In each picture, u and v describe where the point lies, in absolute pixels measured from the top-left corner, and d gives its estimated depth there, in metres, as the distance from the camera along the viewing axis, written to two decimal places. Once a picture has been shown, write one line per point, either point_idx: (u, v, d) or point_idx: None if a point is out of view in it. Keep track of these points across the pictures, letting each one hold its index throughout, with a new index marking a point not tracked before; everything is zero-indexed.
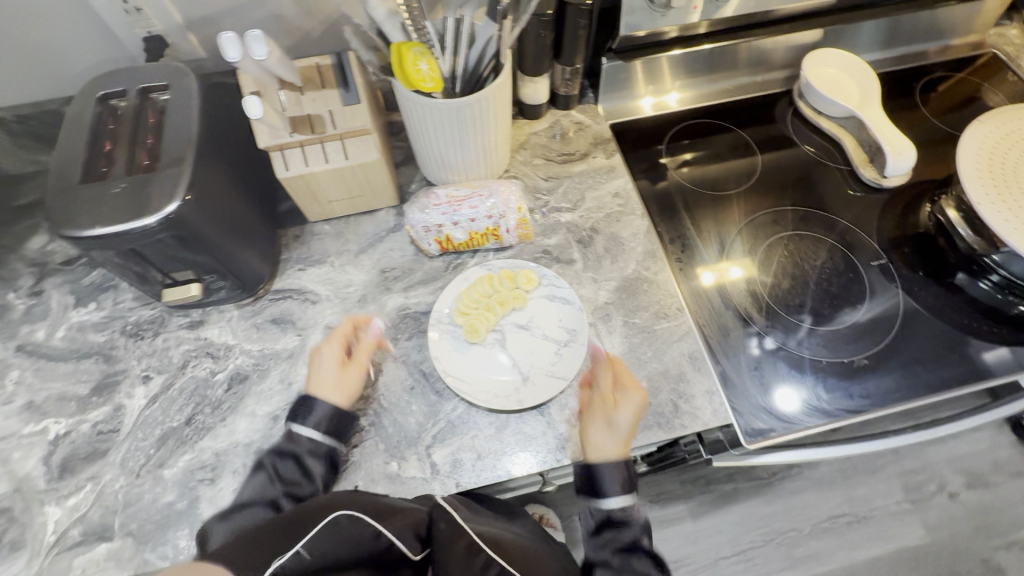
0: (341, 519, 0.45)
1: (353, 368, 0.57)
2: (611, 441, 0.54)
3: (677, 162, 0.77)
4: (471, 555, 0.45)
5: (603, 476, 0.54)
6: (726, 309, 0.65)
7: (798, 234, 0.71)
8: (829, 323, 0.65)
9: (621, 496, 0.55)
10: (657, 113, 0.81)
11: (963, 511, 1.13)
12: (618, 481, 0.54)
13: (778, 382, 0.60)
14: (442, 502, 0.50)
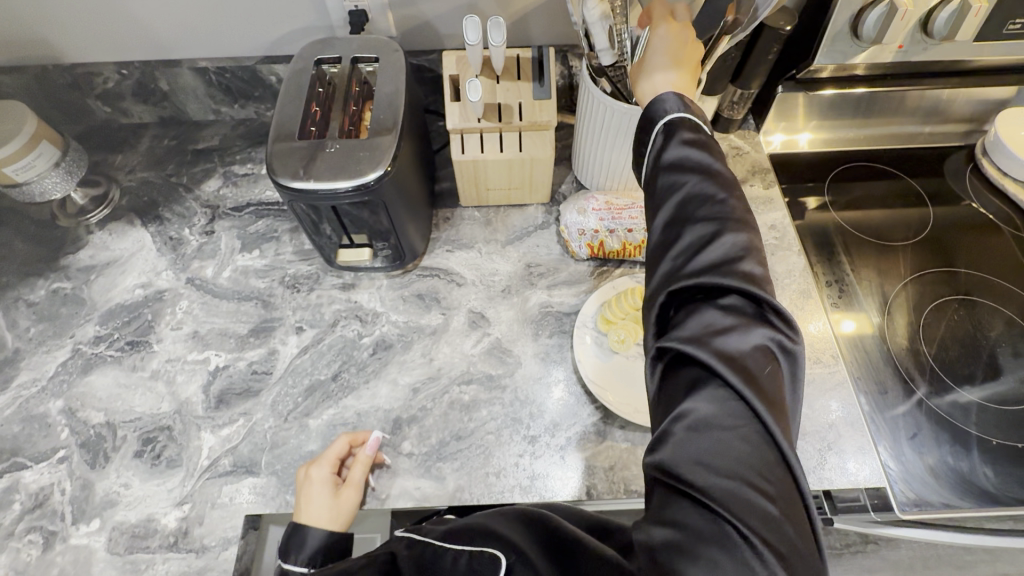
0: None
1: (348, 495, 0.52)
2: (660, 77, 0.47)
3: (838, 204, 0.74)
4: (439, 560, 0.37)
5: (656, 109, 0.42)
6: (884, 366, 0.61)
7: (969, 301, 0.66)
8: (1002, 402, 0.60)
9: (675, 112, 0.41)
10: (782, 151, 0.77)
11: None
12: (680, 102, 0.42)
13: (938, 455, 0.57)
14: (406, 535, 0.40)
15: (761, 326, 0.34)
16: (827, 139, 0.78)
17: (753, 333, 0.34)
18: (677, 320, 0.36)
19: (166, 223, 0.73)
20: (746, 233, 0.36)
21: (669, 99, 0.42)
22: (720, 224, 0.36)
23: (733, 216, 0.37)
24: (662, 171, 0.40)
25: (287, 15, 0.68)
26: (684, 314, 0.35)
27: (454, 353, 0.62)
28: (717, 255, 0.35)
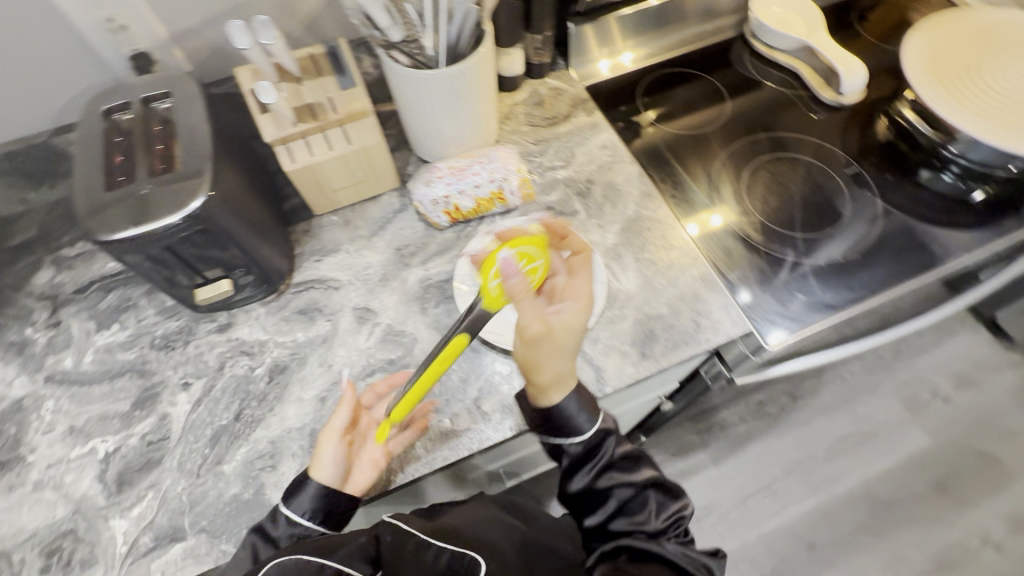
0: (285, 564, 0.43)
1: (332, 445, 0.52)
2: (565, 363, 0.50)
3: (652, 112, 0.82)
4: (422, 551, 0.50)
5: (564, 412, 0.53)
6: (725, 234, 0.70)
7: (776, 158, 0.77)
8: (819, 231, 0.71)
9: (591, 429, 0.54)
10: (614, 74, 0.85)
11: (956, 411, 1.46)
12: (581, 408, 0.53)
13: (785, 289, 0.66)
14: (390, 519, 0.53)
15: (683, 548, 0.52)
16: (645, 53, 0.87)
17: (679, 545, 0.52)
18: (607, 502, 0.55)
19: (2, 331, 0.66)
20: (679, 506, 0.56)
21: (571, 398, 0.52)
22: (658, 477, 0.57)
23: (669, 495, 0.57)
24: (588, 463, 0.56)
25: (63, 77, 0.65)
26: (627, 527, 0.54)
27: (350, 352, 0.63)
28: (649, 505, 0.55)
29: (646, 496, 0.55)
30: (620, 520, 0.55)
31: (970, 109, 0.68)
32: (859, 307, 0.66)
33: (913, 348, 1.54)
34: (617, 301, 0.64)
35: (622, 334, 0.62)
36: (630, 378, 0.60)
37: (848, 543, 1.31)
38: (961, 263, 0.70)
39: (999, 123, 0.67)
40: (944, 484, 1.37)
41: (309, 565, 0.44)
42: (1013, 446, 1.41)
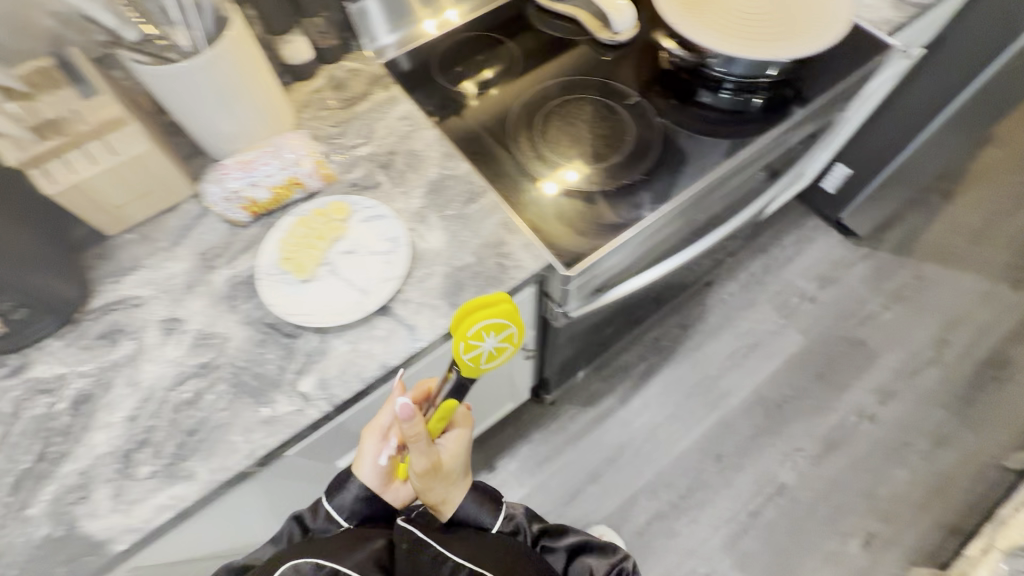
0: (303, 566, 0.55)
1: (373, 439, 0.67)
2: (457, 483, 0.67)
3: (471, 82, 0.83)
4: (439, 564, 0.58)
5: (465, 513, 0.68)
6: (521, 178, 0.72)
7: (564, 100, 0.80)
8: (609, 158, 0.75)
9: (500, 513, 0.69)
10: (441, 31, 0.88)
11: (822, 307, 1.61)
12: (480, 505, 0.69)
13: (581, 218, 0.70)
14: (404, 525, 0.62)
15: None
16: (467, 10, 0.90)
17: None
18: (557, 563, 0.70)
19: None
20: (613, 552, 0.70)
21: (463, 504, 0.68)
22: (590, 539, 0.71)
23: (607, 547, 0.71)
24: (517, 532, 0.69)
25: None
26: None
27: (159, 365, 0.61)
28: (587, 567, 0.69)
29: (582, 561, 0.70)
30: None
31: (707, 26, 0.75)
32: (648, 223, 0.70)
33: (779, 260, 1.68)
34: (424, 260, 0.66)
35: (431, 289, 0.64)
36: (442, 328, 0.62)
37: (750, 447, 1.42)
38: (736, 165, 0.78)
39: (732, 36, 0.74)
40: (822, 374, 1.51)
41: (309, 569, 0.55)
42: (874, 328, 1.57)
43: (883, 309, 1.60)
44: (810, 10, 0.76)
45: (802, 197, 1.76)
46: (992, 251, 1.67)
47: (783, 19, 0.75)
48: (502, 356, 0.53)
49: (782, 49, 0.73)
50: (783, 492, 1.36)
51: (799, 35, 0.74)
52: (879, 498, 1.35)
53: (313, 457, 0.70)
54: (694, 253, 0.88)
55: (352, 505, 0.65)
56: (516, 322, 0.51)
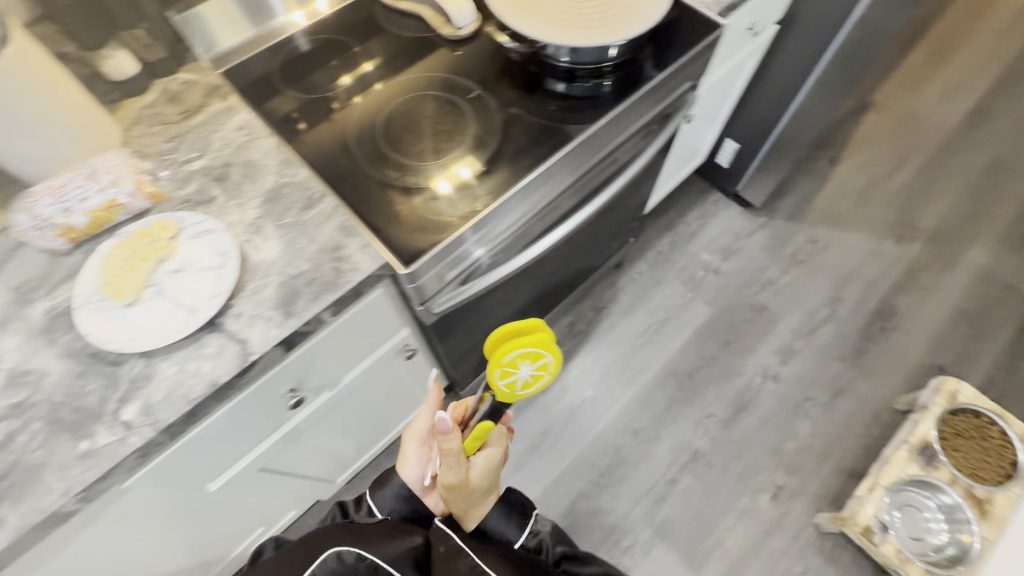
0: (332, 557, 0.59)
1: (416, 444, 0.83)
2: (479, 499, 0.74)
3: (348, 76, 0.82)
4: (456, 559, 0.62)
5: (492, 527, 0.75)
6: (359, 183, 0.72)
7: (406, 98, 0.80)
8: (449, 153, 0.75)
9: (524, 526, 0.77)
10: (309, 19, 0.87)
11: (726, 278, 1.68)
12: (506, 522, 0.76)
13: (419, 216, 0.70)
14: (437, 526, 0.68)
15: None
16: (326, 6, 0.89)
17: None
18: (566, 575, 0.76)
19: None
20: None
21: (489, 517, 0.75)
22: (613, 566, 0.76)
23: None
24: (542, 547, 0.77)
25: None
26: None
27: None
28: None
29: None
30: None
31: (534, 20, 0.77)
32: (485, 215, 0.71)
33: (684, 236, 1.75)
34: (258, 272, 0.65)
35: (264, 301, 0.63)
36: (274, 339, 0.61)
37: (665, 419, 1.47)
38: (581, 145, 0.79)
39: (555, 27, 0.76)
40: (729, 341, 1.58)
41: (350, 559, 0.60)
42: (774, 293, 1.65)
43: (783, 273, 1.68)
44: None
45: (701, 174, 1.83)
46: (874, 210, 1.79)
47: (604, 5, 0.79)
48: (535, 379, 0.73)
49: (603, 33, 0.76)
50: (697, 458, 1.42)
51: (619, 20, 0.78)
52: (785, 452, 1.43)
53: (168, 485, 0.68)
54: (561, 234, 0.90)
55: (391, 504, 0.76)
56: (550, 351, 0.71)
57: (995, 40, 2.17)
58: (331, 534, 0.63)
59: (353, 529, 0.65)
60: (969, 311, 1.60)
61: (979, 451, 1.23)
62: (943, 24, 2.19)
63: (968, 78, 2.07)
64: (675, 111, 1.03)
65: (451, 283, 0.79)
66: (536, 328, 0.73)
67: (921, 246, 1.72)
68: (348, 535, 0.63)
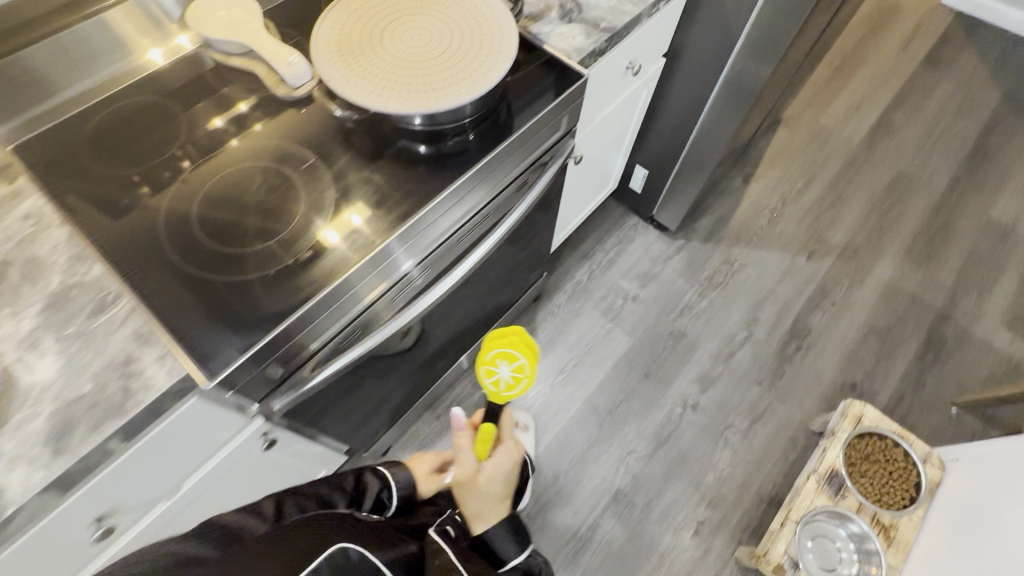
0: (336, 553, 0.48)
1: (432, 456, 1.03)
2: (484, 500, 0.74)
3: (222, 117, 0.77)
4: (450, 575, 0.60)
5: (493, 537, 0.72)
6: (162, 278, 0.63)
7: (227, 172, 0.72)
8: (271, 236, 0.67)
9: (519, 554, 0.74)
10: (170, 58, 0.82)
11: (646, 305, 1.65)
12: (506, 537, 0.73)
13: (230, 315, 0.62)
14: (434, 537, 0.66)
15: None
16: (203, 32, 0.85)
17: None
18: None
19: None
20: None
21: (491, 527, 0.73)
22: None
23: None
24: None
25: None
26: None
27: None
28: None
29: None
30: None
31: (364, 79, 0.69)
32: (306, 307, 0.64)
33: (602, 265, 1.71)
34: (27, 399, 0.55)
35: (30, 436, 0.53)
36: (37, 486, 0.51)
37: (586, 459, 1.43)
38: (433, 212, 0.73)
39: (387, 87, 0.69)
40: (649, 372, 1.55)
41: (357, 560, 0.50)
42: (692, 318, 1.63)
43: (701, 297, 1.67)
44: (472, 52, 0.73)
45: (617, 199, 1.81)
46: (787, 227, 1.80)
47: (442, 65, 0.72)
48: (517, 382, 0.81)
49: (437, 97, 0.69)
50: (619, 499, 1.38)
51: (456, 81, 0.70)
52: (706, 485, 1.41)
53: None
54: (426, 305, 0.86)
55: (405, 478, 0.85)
56: (523, 352, 0.82)
57: (895, 54, 2.25)
58: (323, 530, 0.51)
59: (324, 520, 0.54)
60: (878, 325, 1.64)
61: (883, 474, 1.24)
62: (844, 39, 2.26)
63: (871, 92, 2.14)
64: (552, 158, 0.98)
65: (296, 375, 0.73)
66: (513, 333, 0.84)
67: (832, 261, 1.74)
68: (337, 533, 0.52)
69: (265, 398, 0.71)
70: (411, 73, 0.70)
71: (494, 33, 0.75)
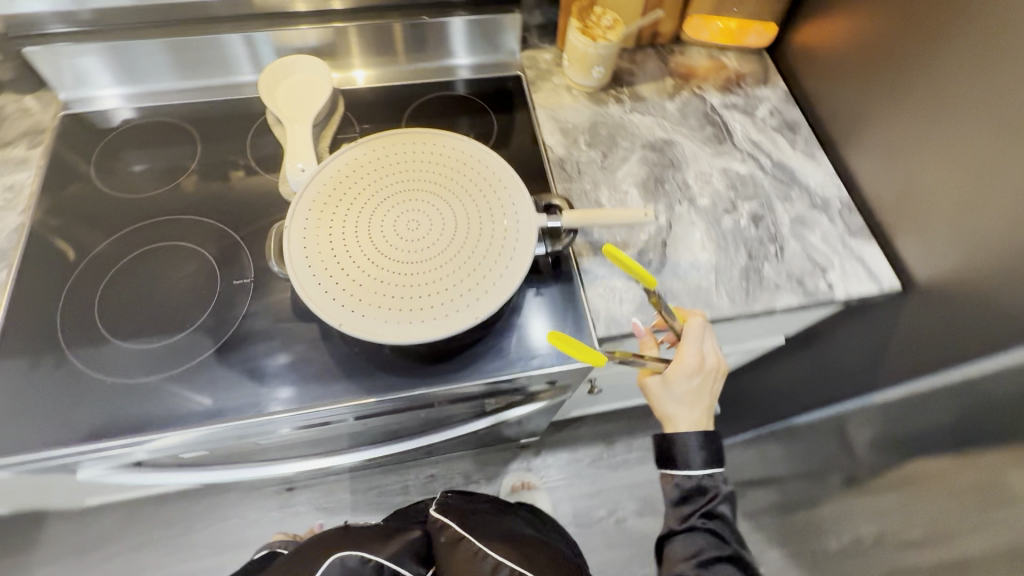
0: (340, 561, 0.67)
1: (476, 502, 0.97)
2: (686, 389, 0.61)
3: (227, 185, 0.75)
4: (467, 545, 0.73)
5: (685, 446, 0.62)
6: (32, 329, 0.65)
7: (174, 248, 0.70)
8: (146, 343, 0.64)
9: (705, 470, 0.63)
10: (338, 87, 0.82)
11: (624, 536, 1.32)
12: (697, 447, 0.62)
13: (47, 403, 0.61)
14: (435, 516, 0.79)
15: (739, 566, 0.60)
16: (380, 75, 0.84)
17: (712, 541, 0.60)
18: (682, 513, 0.63)
19: None
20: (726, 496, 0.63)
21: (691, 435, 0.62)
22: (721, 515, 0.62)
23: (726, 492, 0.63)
24: (699, 497, 0.63)
25: None
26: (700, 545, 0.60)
27: None
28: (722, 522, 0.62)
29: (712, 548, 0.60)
30: (716, 523, 0.62)
31: (320, 249, 0.59)
32: (103, 445, 0.60)
33: (613, 460, 1.39)
34: None
35: None
36: None
37: None
38: (317, 413, 0.62)
39: (334, 274, 0.58)
40: None
41: (355, 562, 0.67)
42: None
43: None
44: (453, 281, 0.60)
45: None
46: None
47: (402, 279, 0.60)
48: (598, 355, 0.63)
49: (357, 315, 0.57)
50: None
51: (392, 310, 0.58)
52: None
53: None
54: (282, 472, 0.73)
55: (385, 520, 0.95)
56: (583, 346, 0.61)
57: None
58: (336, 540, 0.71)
59: (332, 534, 0.73)
60: None
61: None
62: None
63: None
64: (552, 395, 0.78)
65: (115, 464, 0.66)
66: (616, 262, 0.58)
67: None
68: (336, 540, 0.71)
69: (74, 469, 0.64)
70: (364, 268, 0.59)
71: (489, 276, 0.60)
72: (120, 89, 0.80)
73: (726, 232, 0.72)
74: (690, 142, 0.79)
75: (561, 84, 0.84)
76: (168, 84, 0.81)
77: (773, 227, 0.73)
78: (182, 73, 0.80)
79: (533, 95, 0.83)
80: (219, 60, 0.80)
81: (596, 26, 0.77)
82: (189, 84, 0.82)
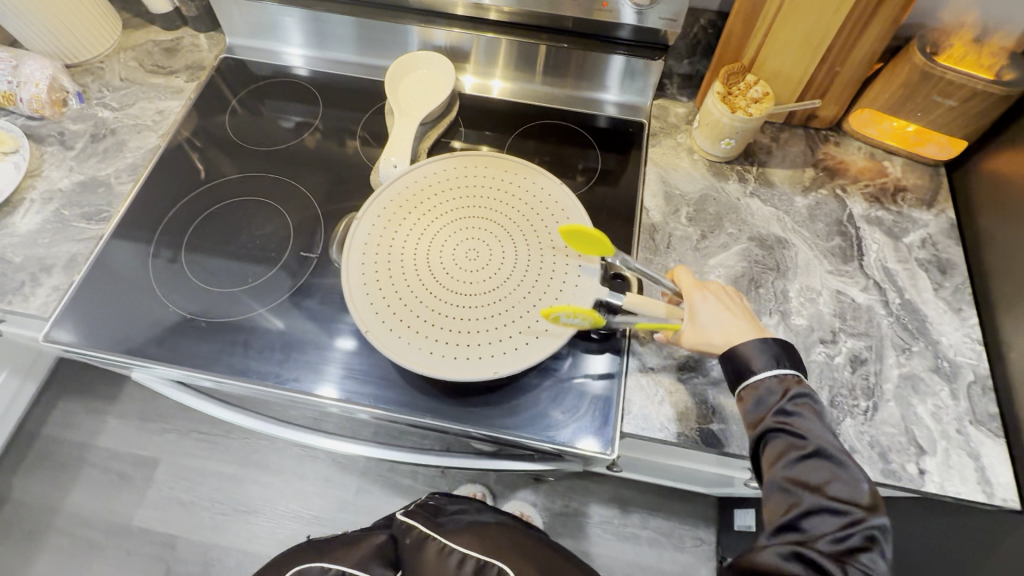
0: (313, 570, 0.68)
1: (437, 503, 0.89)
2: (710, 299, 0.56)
3: (330, 158, 0.79)
4: (433, 543, 0.70)
5: (751, 352, 0.52)
6: (131, 239, 0.72)
7: (266, 205, 0.75)
8: (213, 285, 0.69)
9: (774, 369, 0.52)
10: (472, 92, 0.83)
11: None
12: (761, 350, 0.52)
13: (119, 310, 0.67)
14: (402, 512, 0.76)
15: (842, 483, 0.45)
16: (516, 90, 0.83)
17: (791, 439, 0.48)
18: (757, 418, 0.50)
19: None
20: (802, 402, 0.49)
21: (750, 339, 0.53)
22: (795, 412, 0.49)
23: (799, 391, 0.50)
24: (764, 398, 0.51)
25: None
26: (781, 452, 0.48)
27: None
28: (805, 421, 0.48)
29: (799, 457, 0.46)
30: (795, 422, 0.48)
31: (378, 247, 0.61)
32: (147, 365, 0.64)
33: (622, 530, 1.30)
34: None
35: None
36: None
37: None
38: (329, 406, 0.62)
39: (381, 274, 0.60)
40: None
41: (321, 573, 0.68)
42: None
43: None
44: (487, 323, 0.57)
45: (717, 502, 1.31)
46: None
47: (440, 306, 0.58)
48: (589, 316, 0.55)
49: (386, 328, 0.57)
50: None
51: (420, 334, 0.57)
52: None
53: None
54: (285, 436, 0.75)
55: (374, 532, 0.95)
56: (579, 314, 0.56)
57: None
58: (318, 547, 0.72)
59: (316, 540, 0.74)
60: None
61: None
62: None
63: None
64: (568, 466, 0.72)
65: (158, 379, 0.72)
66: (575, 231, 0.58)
67: None
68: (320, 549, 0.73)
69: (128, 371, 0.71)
70: (410, 284, 0.59)
71: (525, 331, 0.57)
72: (306, 51, 0.87)
73: (810, 364, 0.62)
74: (807, 249, 0.69)
75: (681, 145, 0.77)
76: (347, 56, 0.86)
77: (871, 377, 0.61)
78: (360, 49, 0.85)
79: (648, 148, 0.77)
80: (395, 45, 0.82)
81: (741, 95, 0.70)
82: (362, 60, 0.86)
